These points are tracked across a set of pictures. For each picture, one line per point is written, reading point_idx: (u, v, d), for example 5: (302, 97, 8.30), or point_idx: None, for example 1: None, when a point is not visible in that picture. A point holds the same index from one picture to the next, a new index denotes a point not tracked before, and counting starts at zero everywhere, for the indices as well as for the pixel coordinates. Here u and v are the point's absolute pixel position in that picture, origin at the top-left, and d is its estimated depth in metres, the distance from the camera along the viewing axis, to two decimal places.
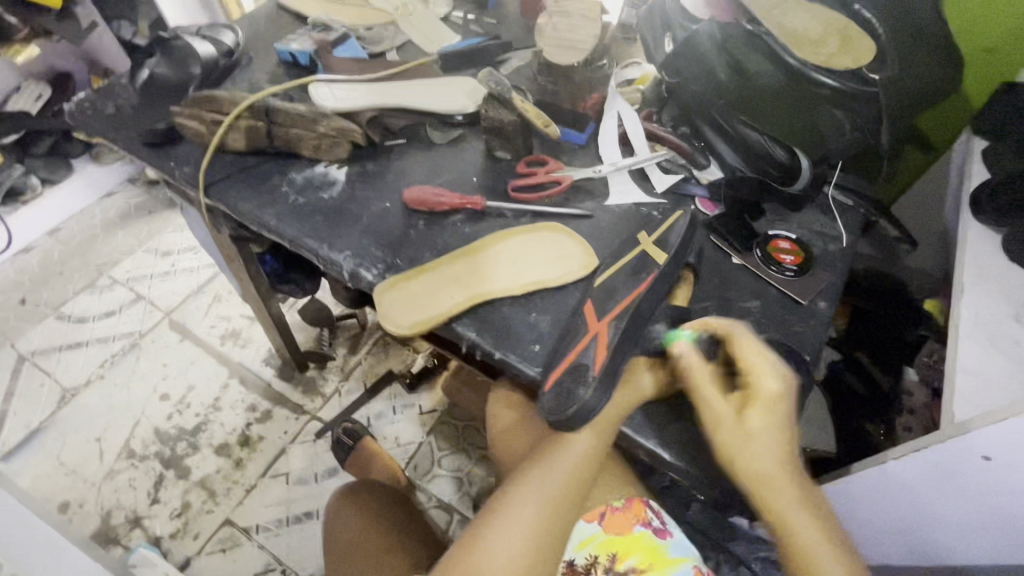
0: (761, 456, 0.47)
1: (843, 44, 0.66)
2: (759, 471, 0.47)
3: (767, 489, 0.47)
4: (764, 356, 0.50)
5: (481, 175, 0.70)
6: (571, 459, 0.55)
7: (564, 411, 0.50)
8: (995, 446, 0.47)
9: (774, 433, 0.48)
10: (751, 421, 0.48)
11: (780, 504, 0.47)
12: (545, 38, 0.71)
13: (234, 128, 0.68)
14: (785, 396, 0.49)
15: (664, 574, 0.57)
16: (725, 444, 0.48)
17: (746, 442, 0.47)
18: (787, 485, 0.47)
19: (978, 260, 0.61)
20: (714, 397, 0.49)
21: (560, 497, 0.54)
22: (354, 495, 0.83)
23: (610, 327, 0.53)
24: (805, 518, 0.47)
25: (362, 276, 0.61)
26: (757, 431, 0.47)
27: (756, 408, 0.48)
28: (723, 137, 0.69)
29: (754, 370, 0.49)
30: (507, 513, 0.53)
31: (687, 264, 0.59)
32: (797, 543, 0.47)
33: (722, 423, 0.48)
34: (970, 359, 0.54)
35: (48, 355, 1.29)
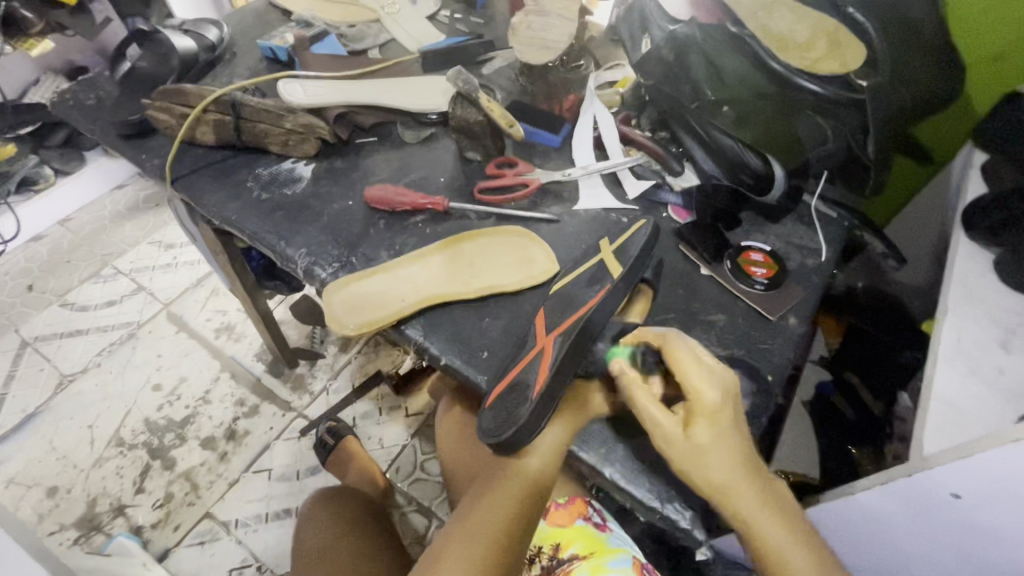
0: (716, 471, 0.42)
1: (832, 47, 0.61)
2: (717, 484, 0.42)
3: (730, 498, 0.42)
4: (698, 362, 0.45)
5: (450, 175, 0.69)
6: (522, 481, 0.48)
7: (503, 433, 0.46)
8: (964, 483, 0.43)
9: (724, 442, 0.43)
10: (698, 434, 0.43)
11: (748, 511, 0.42)
12: (519, 37, 0.70)
13: (201, 121, 0.69)
14: (728, 403, 0.44)
15: (604, 561, 0.54)
16: (678, 461, 0.43)
17: (698, 460, 0.43)
18: (751, 491, 0.43)
19: (966, 281, 0.57)
20: (657, 411, 0.45)
21: (514, 523, 0.47)
22: (329, 498, 0.81)
23: (554, 342, 0.48)
24: (776, 526, 0.42)
25: (316, 274, 0.60)
26: (706, 445, 0.43)
27: (700, 419, 0.44)
28: (699, 142, 0.65)
29: (690, 380, 0.44)
30: (455, 543, 0.47)
31: (645, 278, 0.56)
32: (777, 553, 0.42)
33: (669, 440, 0.44)
34: (946, 387, 0.50)
35: (49, 341, 1.31)
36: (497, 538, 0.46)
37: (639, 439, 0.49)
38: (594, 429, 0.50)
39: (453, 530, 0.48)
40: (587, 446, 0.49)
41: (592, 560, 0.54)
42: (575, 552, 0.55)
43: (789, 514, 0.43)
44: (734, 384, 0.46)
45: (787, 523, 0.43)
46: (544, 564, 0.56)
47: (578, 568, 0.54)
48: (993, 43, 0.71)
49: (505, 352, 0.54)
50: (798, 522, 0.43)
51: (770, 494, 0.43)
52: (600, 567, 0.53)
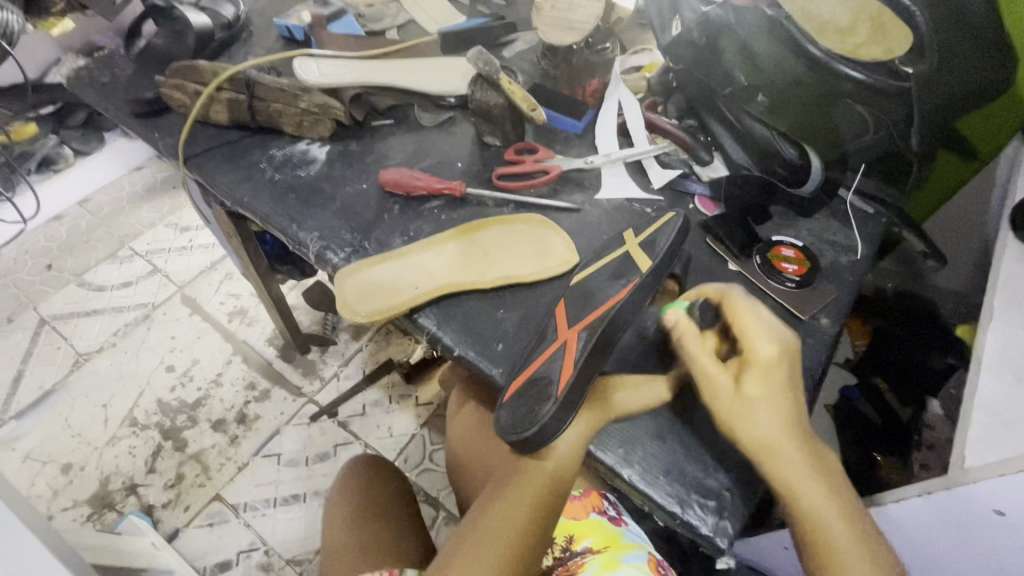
0: (766, 421, 0.42)
1: (876, 31, 0.56)
2: (763, 441, 0.41)
3: (777, 458, 0.41)
4: (759, 318, 0.45)
5: (467, 160, 0.66)
6: (537, 484, 0.46)
7: (521, 433, 0.44)
8: (1010, 499, 0.41)
9: (778, 400, 0.42)
10: (750, 388, 0.42)
11: (794, 475, 0.41)
12: (543, 17, 0.67)
13: (216, 100, 0.68)
14: (784, 359, 0.44)
15: (618, 558, 0.51)
16: (723, 410, 0.42)
17: (745, 411, 0.42)
18: (797, 453, 0.41)
19: (1015, 283, 0.54)
20: (709, 360, 0.44)
21: (529, 527, 0.45)
22: (366, 470, 0.76)
23: (579, 337, 0.47)
24: (821, 489, 0.41)
25: (328, 259, 0.59)
26: (758, 396, 0.42)
27: (755, 368, 0.43)
28: (731, 131, 0.62)
29: (748, 331, 0.44)
30: (469, 545, 0.44)
31: (674, 273, 0.54)
32: (814, 518, 0.40)
33: (720, 390, 0.43)
34: (990, 398, 0.47)
35: (67, 320, 1.32)
36: (511, 541, 0.44)
37: (659, 439, 0.47)
38: (613, 429, 0.48)
39: (467, 527, 0.46)
40: (603, 442, 0.47)
41: (606, 555, 0.51)
42: (588, 546, 0.52)
43: (833, 484, 0.41)
44: (794, 344, 0.45)
45: (830, 492, 0.41)
46: (556, 556, 0.53)
47: (591, 562, 0.51)
48: None
49: (520, 346, 0.52)
50: (840, 488, 0.42)
51: (816, 454, 0.42)
52: (614, 563, 0.50)
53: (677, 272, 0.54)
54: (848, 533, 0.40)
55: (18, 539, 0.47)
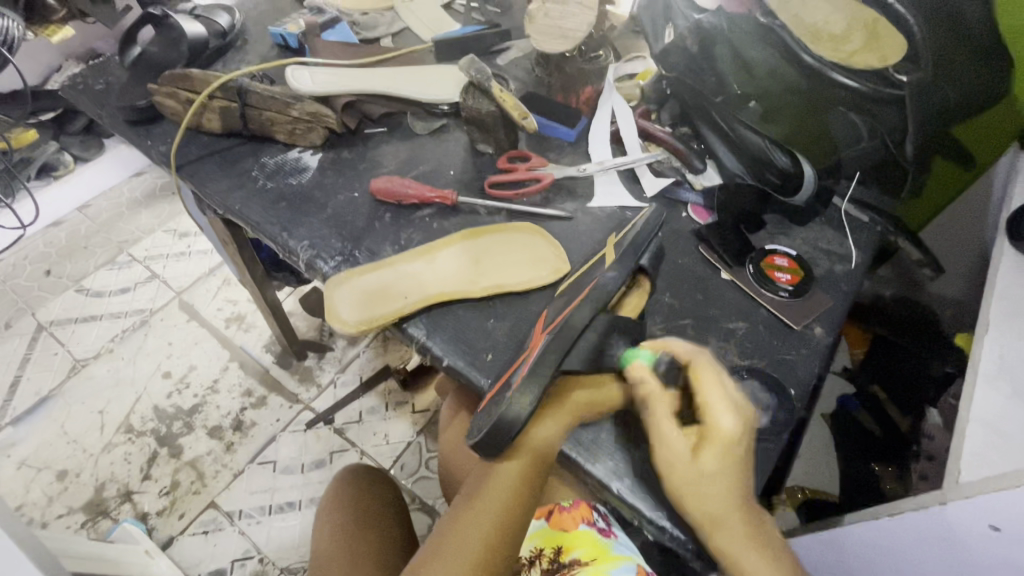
0: (715, 497, 0.40)
1: (868, 40, 0.57)
2: (708, 513, 0.40)
3: (717, 530, 0.40)
4: (726, 391, 0.42)
5: (460, 168, 0.66)
6: (502, 489, 0.45)
7: (487, 429, 0.42)
8: (1006, 515, 0.40)
9: (728, 476, 0.41)
10: (705, 462, 0.41)
11: (733, 547, 0.40)
12: (536, 25, 0.67)
13: (208, 108, 0.67)
14: (745, 434, 0.42)
15: (604, 571, 0.50)
16: (676, 482, 0.41)
17: (697, 485, 0.40)
18: (736, 529, 0.40)
19: (1010, 292, 0.53)
20: (668, 427, 0.42)
21: (497, 535, 0.44)
22: (356, 480, 0.75)
23: (544, 338, 0.45)
24: (759, 563, 0.40)
25: (318, 267, 0.58)
26: (711, 472, 0.40)
27: (712, 442, 0.41)
28: (722, 139, 0.62)
29: (710, 403, 0.42)
30: (439, 556, 0.43)
31: (641, 266, 0.50)
32: None
33: (676, 463, 0.41)
34: (984, 409, 0.46)
35: (64, 326, 1.32)
36: (479, 551, 0.43)
37: (649, 453, 0.46)
38: (602, 440, 0.47)
39: (438, 538, 0.45)
40: (577, 443, 0.47)
41: (594, 566, 0.50)
42: (577, 558, 0.51)
43: (773, 555, 0.40)
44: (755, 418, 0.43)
45: (768, 564, 0.40)
46: (544, 567, 0.52)
47: (579, 573, 0.50)
48: None
49: (510, 355, 0.52)
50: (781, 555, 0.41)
51: (759, 531, 0.41)
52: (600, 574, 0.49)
53: (644, 266, 0.50)
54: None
55: (1, 549, 0.46)
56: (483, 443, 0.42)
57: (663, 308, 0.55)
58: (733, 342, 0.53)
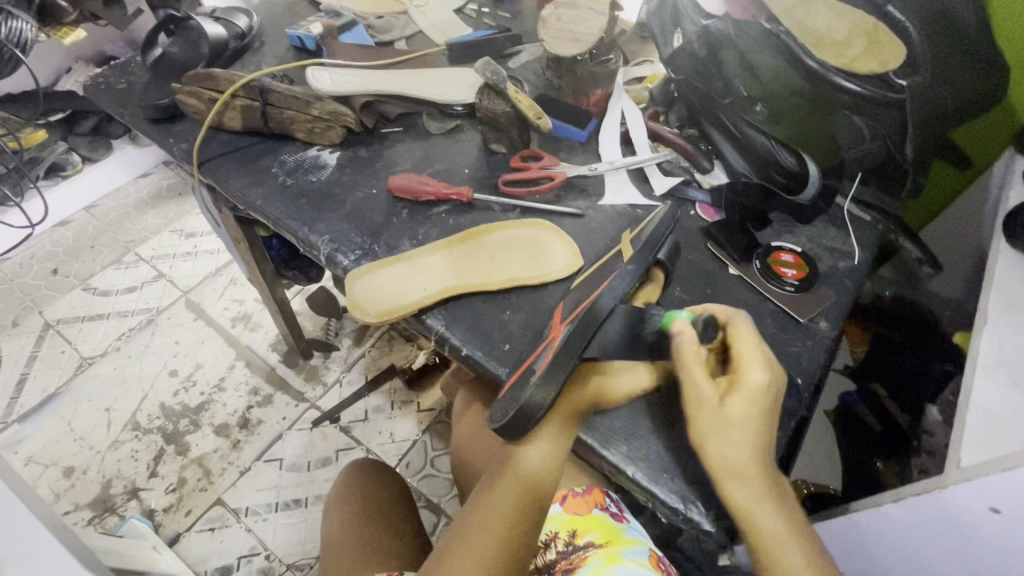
0: (737, 450, 0.40)
1: (871, 44, 0.59)
2: (732, 465, 0.40)
3: (736, 485, 0.40)
4: (760, 345, 0.42)
5: (474, 167, 0.68)
6: (524, 472, 0.46)
7: (509, 415, 0.44)
8: (1006, 497, 0.41)
9: (756, 430, 0.41)
10: (734, 409, 0.41)
11: (752, 503, 0.40)
12: (549, 29, 0.69)
13: (230, 107, 0.69)
14: (774, 389, 0.41)
15: (619, 553, 0.51)
16: (703, 428, 0.41)
17: (725, 431, 0.41)
18: (762, 489, 0.40)
19: (1007, 289, 0.55)
20: (698, 375, 0.42)
21: (520, 517, 0.45)
22: (362, 472, 0.76)
23: (563, 329, 0.47)
24: (779, 520, 0.40)
25: (338, 261, 0.60)
26: (739, 421, 0.40)
27: (740, 390, 0.41)
28: (731, 140, 0.65)
29: (744, 354, 0.42)
30: (462, 537, 0.45)
31: (657, 261, 0.52)
32: (770, 545, 0.40)
33: (702, 405, 0.42)
34: (985, 399, 0.48)
35: (71, 325, 1.33)
36: (500, 533, 0.44)
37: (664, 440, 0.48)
38: (616, 427, 0.48)
39: (461, 523, 0.47)
40: (594, 430, 0.48)
41: (608, 549, 0.51)
42: (590, 541, 0.53)
43: (790, 515, 0.41)
44: (784, 376, 0.43)
45: (784, 520, 0.40)
46: (559, 550, 0.54)
47: (593, 556, 0.51)
48: None
49: (526, 346, 0.54)
50: (796, 518, 0.41)
51: (779, 492, 0.41)
52: (615, 557, 0.51)
53: (660, 259, 0.52)
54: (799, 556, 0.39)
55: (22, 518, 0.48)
56: (502, 427, 0.44)
57: (673, 302, 0.56)
58: None
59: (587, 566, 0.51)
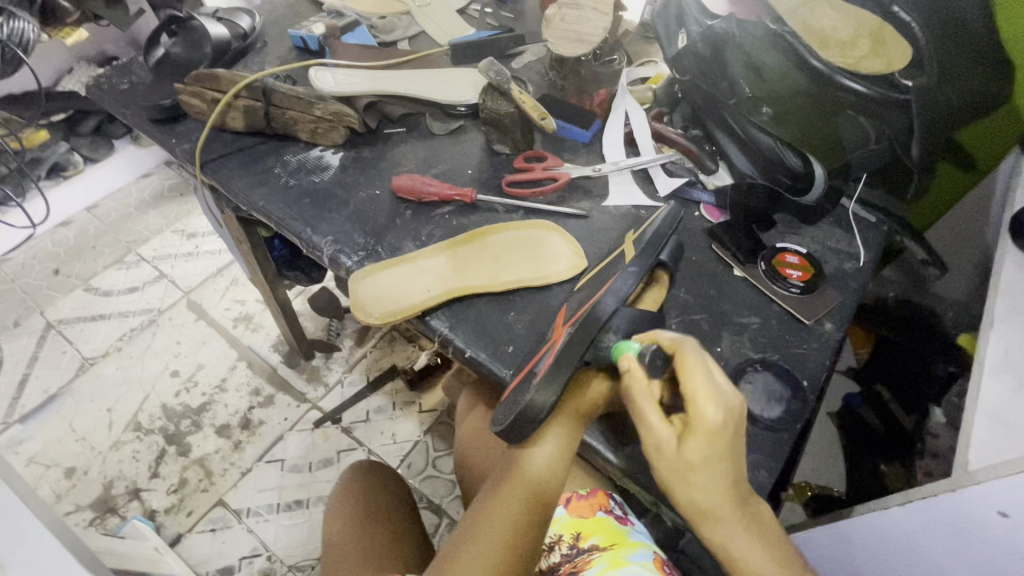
0: (703, 492, 0.39)
1: (875, 46, 0.60)
2: (700, 505, 0.39)
3: (710, 524, 0.40)
4: (709, 378, 0.38)
5: (477, 167, 0.68)
6: (529, 475, 0.46)
7: (512, 417, 0.43)
8: (1014, 501, 0.41)
9: (715, 470, 0.39)
10: (692, 453, 0.38)
11: (729, 536, 0.40)
12: (552, 30, 0.69)
13: (233, 107, 0.69)
14: (730, 425, 0.38)
15: (624, 557, 0.51)
16: (664, 474, 0.40)
17: (687, 477, 0.39)
18: (730, 519, 0.40)
19: (1015, 291, 0.55)
20: (653, 419, 0.40)
21: (525, 520, 0.45)
22: (364, 474, 0.75)
23: (567, 331, 0.47)
24: (757, 550, 0.40)
25: (341, 262, 0.60)
26: (698, 466, 0.38)
27: (696, 434, 0.38)
28: (736, 141, 0.64)
29: (695, 392, 0.38)
30: (466, 540, 0.45)
31: (661, 262, 0.52)
32: (749, 572, 0.40)
33: (659, 452, 0.40)
34: (994, 402, 0.47)
35: (73, 325, 1.33)
36: (507, 536, 0.44)
37: None
38: (621, 429, 0.48)
39: (467, 525, 0.46)
40: (598, 432, 0.48)
41: (612, 552, 0.51)
42: (595, 544, 0.52)
43: (770, 538, 0.41)
44: (740, 402, 0.39)
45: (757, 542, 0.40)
46: (564, 553, 0.53)
47: (597, 559, 0.51)
48: None
49: (531, 347, 0.53)
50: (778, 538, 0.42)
51: (755, 522, 0.40)
52: (620, 560, 0.50)
53: (664, 260, 0.52)
54: (774, 569, 0.40)
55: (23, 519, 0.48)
56: (506, 429, 0.44)
57: (678, 303, 0.56)
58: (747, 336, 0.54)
59: (592, 569, 0.50)
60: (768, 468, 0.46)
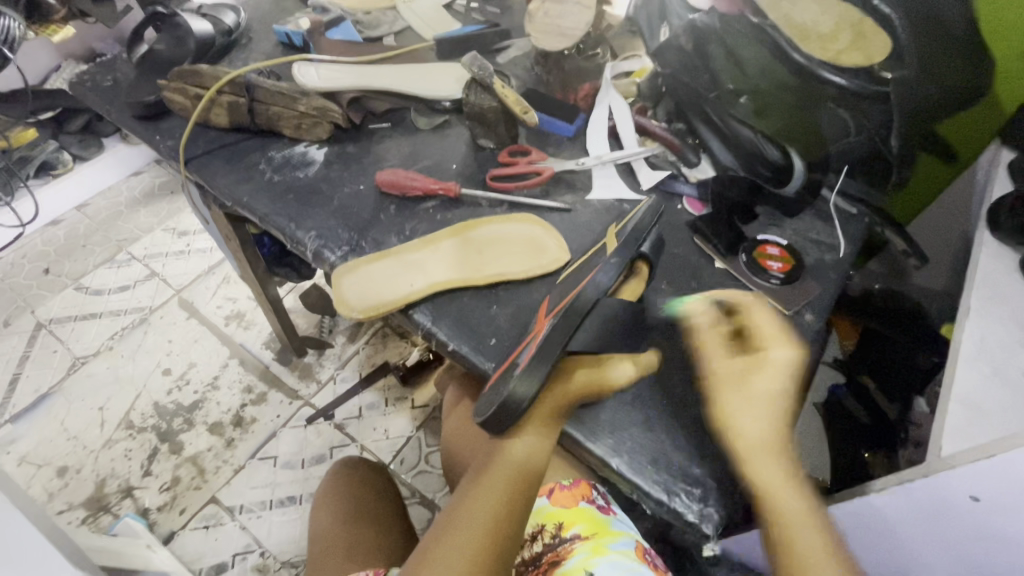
0: (752, 420, 0.44)
1: (856, 39, 0.60)
2: (750, 436, 0.44)
3: (753, 455, 0.43)
4: (778, 327, 0.47)
5: (462, 162, 0.68)
6: (511, 466, 0.47)
7: (493, 407, 0.44)
8: (985, 486, 0.42)
9: (771, 405, 0.44)
10: (750, 382, 0.45)
11: (767, 477, 0.42)
12: (535, 24, 0.71)
13: (216, 104, 0.69)
14: (794, 371, 0.45)
15: (605, 546, 0.52)
16: (719, 398, 0.46)
17: (740, 404, 0.45)
18: (775, 461, 0.43)
19: (991, 281, 0.56)
20: (716, 354, 0.47)
21: (507, 511, 0.45)
22: (349, 470, 0.76)
23: (548, 323, 0.48)
24: (795, 497, 0.42)
25: (325, 257, 0.60)
26: (757, 394, 0.45)
27: (761, 365, 0.45)
28: (717, 134, 0.65)
29: (763, 334, 0.47)
30: (449, 532, 0.45)
31: (641, 254, 0.52)
32: (784, 519, 0.41)
33: (721, 379, 0.46)
34: (967, 388, 0.48)
35: (64, 324, 1.32)
36: (489, 527, 0.44)
37: (646, 432, 0.48)
38: (602, 420, 0.49)
39: (446, 519, 0.47)
40: (579, 425, 0.48)
41: (594, 541, 0.52)
42: (576, 533, 0.53)
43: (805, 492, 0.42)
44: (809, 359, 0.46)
45: (791, 489, 0.42)
46: (546, 543, 0.54)
47: (578, 548, 0.52)
48: None
49: (514, 340, 0.54)
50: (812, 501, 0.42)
51: (794, 470, 0.43)
52: (601, 549, 0.51)
53: (643, 251, 0.52)
54: (812, 529, 0.41)
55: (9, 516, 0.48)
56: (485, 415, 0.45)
57: (659, 295, 0.57)
58: None
59: (573, 559, 0.51)
60: None
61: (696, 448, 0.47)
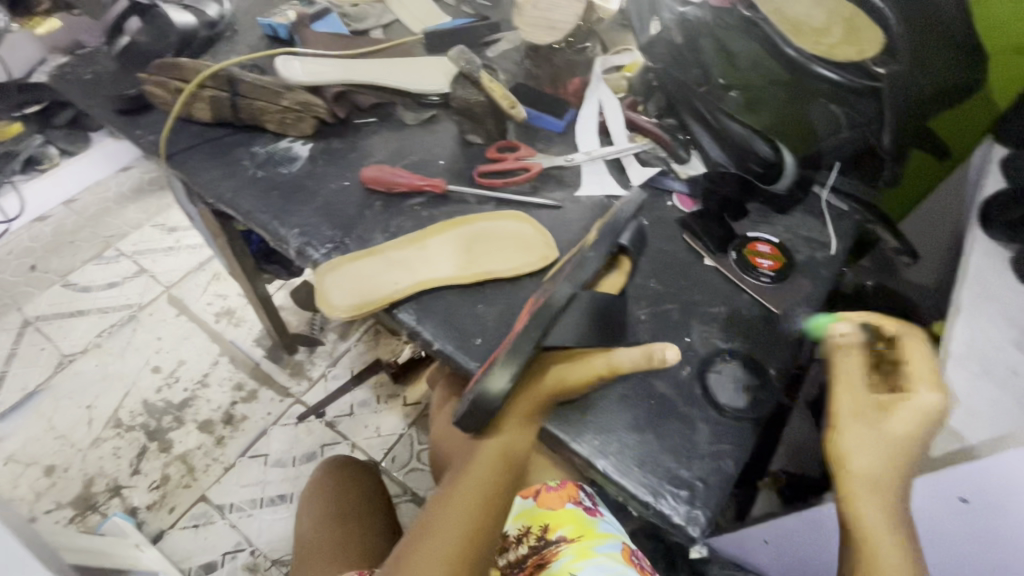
0: (879, 463, 0.41)
1: (849, 32, 0.60)
2: (874, 478, 0.41)
3: (874, 500, 0.41)
4: (932, 368, 0.43)
5: (450, 158, 0.67)
6: (487, 465, 0.46)
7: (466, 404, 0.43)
8: (975, 487, 0.42)
9: (901, 445, 0.41)
10: (892, 423, 0.41)
11: (871, 523, 0.41)
12: (524, 17, 0.69)
13: (198, 98, 0.68)
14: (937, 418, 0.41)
15: (591, 549, 0.52)
16: (849, 433, 0.42)
17: (873, 443, 0.41)
18: (887, 504, 0.41)
19: (983, 278, 0.55)
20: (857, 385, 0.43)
21: (483, 511, 0.45)
22: (336, 471, 0.75)
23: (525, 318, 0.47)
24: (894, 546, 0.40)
25: (309, 255, 0.59)
26: (896, 437, 0.41)
27: (906, 404, 0.42)
28: (707, 129, 0.63)
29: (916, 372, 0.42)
30: (426, 533, 0.45)
31: (620, 245, 0.51)
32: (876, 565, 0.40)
33: (858, 413, 0.43)
34: (958, 388, 0.48)
35: (51, 321, 1.31)
36: (465, 528, 0.44)
37: (633, 433, 0.47)
38: (589, 421, 0.48)
39: (422, 525, 0.46)
40: (562, 424, 0.48)
41: (580, 543, 0.52)
42: (562, 535, 0.53)
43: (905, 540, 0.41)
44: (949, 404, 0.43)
45: (895, 533, 0.41)
46: (532, 545, 0.54)
47: (564, 550, 0.52)
48: (1019, 34, 0.67)
49: (499, 339, 0.53)
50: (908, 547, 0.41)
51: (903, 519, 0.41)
52: (587, 551, 0.51)
53: (623, 244, 0.51)
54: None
55: None
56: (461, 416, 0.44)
57: (648, 293, 0.56)
58: (717, 326, 0.54)
59: (559, 561, 0.51)
60: (733, 457, 0.46)
61: (682, 449, 0.47)
